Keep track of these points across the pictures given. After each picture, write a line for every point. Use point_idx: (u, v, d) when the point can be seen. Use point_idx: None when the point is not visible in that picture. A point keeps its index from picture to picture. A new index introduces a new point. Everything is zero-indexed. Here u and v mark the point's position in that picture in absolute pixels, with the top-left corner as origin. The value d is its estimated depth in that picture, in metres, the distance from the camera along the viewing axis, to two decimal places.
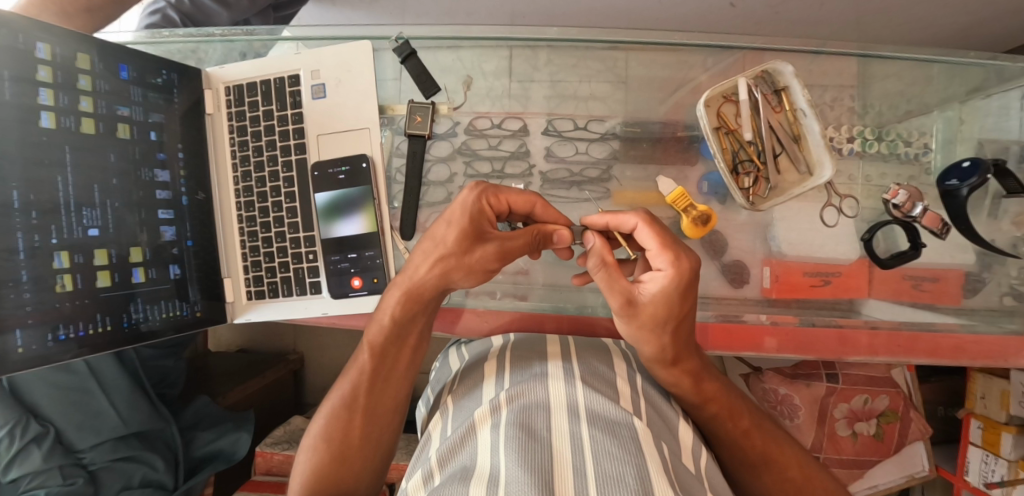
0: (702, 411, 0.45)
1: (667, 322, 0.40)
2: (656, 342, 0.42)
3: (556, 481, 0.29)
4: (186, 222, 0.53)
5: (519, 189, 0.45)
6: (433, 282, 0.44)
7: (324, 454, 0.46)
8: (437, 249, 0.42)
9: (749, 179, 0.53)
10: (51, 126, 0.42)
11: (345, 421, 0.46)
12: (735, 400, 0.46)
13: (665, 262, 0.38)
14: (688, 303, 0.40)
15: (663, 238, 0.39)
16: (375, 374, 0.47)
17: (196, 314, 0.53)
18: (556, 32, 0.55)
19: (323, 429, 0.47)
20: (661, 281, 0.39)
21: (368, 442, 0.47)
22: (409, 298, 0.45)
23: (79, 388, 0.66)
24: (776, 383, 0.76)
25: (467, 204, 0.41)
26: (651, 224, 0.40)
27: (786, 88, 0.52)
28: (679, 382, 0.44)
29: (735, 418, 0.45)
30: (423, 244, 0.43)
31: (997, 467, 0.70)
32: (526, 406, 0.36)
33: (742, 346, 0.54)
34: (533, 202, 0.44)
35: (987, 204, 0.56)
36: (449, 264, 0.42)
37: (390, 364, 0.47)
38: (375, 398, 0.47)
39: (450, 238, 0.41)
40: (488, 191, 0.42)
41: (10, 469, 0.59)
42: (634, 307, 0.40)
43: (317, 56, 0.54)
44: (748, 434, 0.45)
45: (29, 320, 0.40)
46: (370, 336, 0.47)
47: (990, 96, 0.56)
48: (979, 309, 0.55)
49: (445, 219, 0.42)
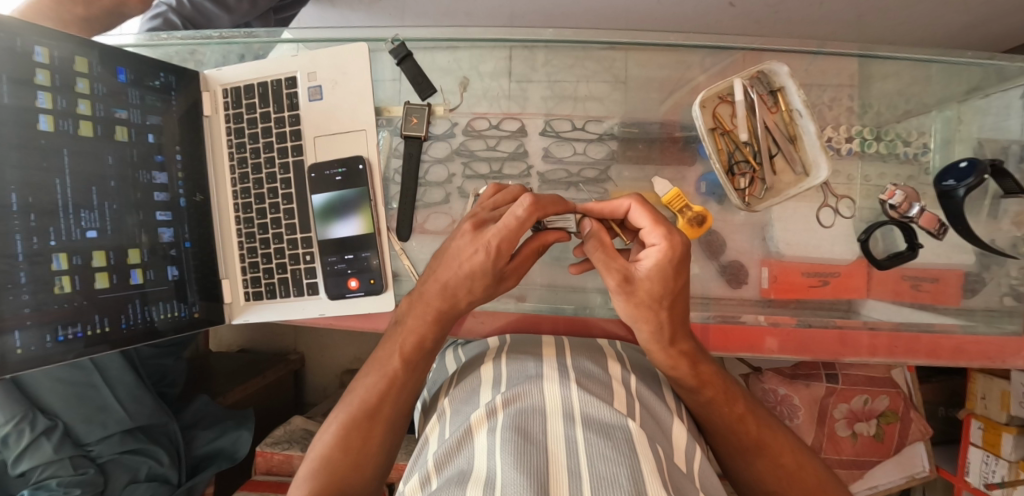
0: (698, 395, 0.45)
1: (663, 299, 0.40)
2: (654, 320, 0.41)
3: (551, 482, 0.29)
4: (185, 224, 0.54)
5: (515, 216, 0.40)
6: (469, 308, 0.48)
7: (337, 463, 0.45)
8: (466, 294, 0.46)
9: (745, 179, 0.52)
10: (49, 128, 0.42)
11: (363, 430, 0.46)
12: (730, 385, 0.47)
13: (658, 237, 0.38)
14: (683, 278, 0.40)
15: (656, 215, 0.39)
16: (405, 387, 0.48)
17: (194, 315, 0.54)
18: (551, 33, 0.56)
19: (336, 439, 0.46)
20: (656, 255, 0.38)
21: (384, 450, 0.47)
22: (441, 322, 0.47)
23: (85, 384, 0.67)
24: (775, 383, 0.76)
25: (483, 264, 0.43)
26: (644, 204, 0.40)
27: (782, 88, 0.52)
28: (677, 365, 0.44)
29: (730, 402, 0.46)
30: (449, 288, 0.45)
31: (997, 467, 0.70)
32: (522, 410, 0.36)
33: (739, 346, 0.54)
34: (535, 221, 0.41)
35: (986, 205, 0.56)
36: (479, 300, 0.47)
37: (418, 374, 0.48)
38: (398, 408, 0.48)
39: (477, 288, 0.45)
40: (505, 249, 0.42)
41: (22, 460, 0.61)
42: (631, 284, 0.39)
43: (313, 58, 0.55)
44: (743, 419, 0.45)
45: (28, 321, 0.40)
46: (402, 350, 0.48)
47: (988, 96, 0.55)
48: (978, 309, 0.55)
49: (466, 274, 0.44)
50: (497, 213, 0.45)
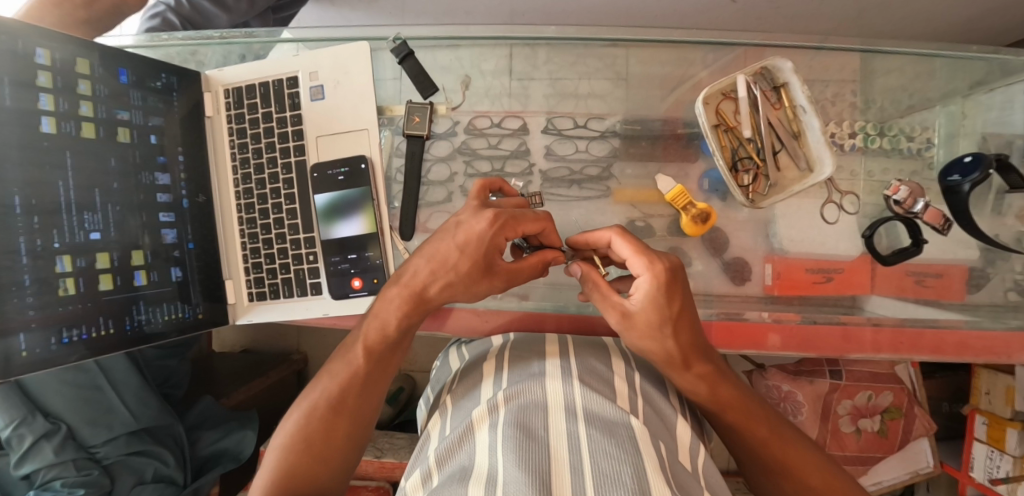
0: (719, 418, 0.45)
1: (664, 328, 0.39)
2: (661, 349, 0.40)
3: (554, 481, 0.29)
4: (188, 225, 0.54)
5: (535, 213, 0.43)
6: (441, 297, 0.45)
7: (300, 452, 0.45)
8: (448, 271, 0.43)
9: (748, 176, 0.52)
10: (51, 131, 0.43)
11: (327, 419, 0.46)
12: (754, 406, 0.45)
13: (641, 267, 0.38)
14: (682, 302, 0.38)
15: (637, 244, 0.39)
16: (366, 377, 0.47)
17: (198, 316, 0.53)
18: (553, 31, 0.55)
19: (297, 424, 0.46)
20: (642, 287, 0.38)
21: (347, 441, 0.47)
22: (411, 308, 0.45)
23: (91, 386, 0.67)
24: (779, 380, 0.75)
25: (484, 236, 0.41)
26: (624, 235, 0.40)
27: (785, 85, 0.52)
28: (694, 386, 0.43)
29: (755, 426, 0.44)
30: (432, 266, 0.43)
31: (1002, 463, 0.70)
32: (524, 406, 0.36)
33: (744, 343, 0.53)
34: (545, 228, 0.44)
35: (990, 200, 0.56)
36: (457, 287, 0.44)
37: (382, 366, 0.47)
38: (360, 399, 0.47)
39: (462, 266, 0.42)
40: (506, 224, 0.41)
41: (24, 463, 0.61)
42: (630, 319, 0.39)
43: (315, 58, 0.55)
44: (767, 442, 0.44)
45: (33, 323, 0.40)
46: (366, 340, 0.47)
47: (992, 90, 0.55)
48: (982, 305, 0.55)
49: (459, 246, 0.42)
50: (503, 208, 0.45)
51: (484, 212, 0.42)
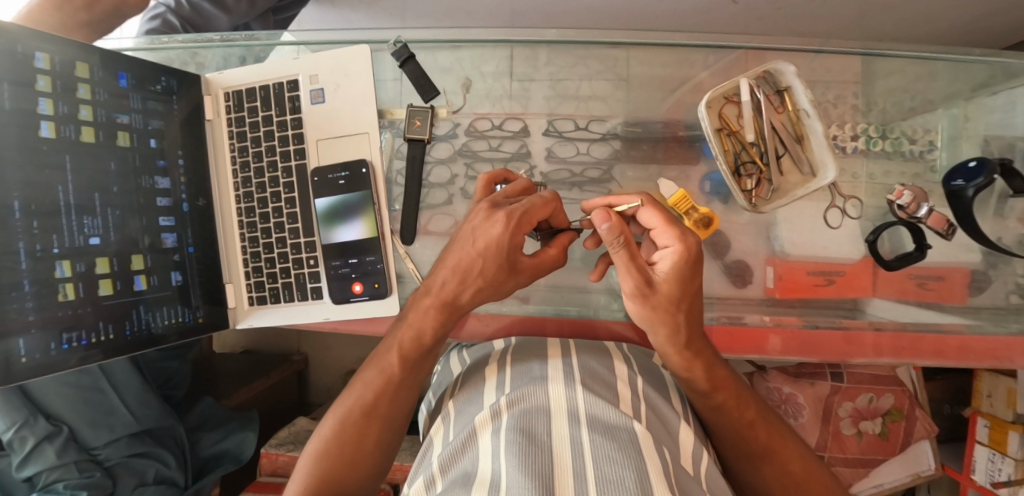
0: (710, 399, 0.45)
1: (682, 302, 0.39)
2: (670, 325, 0.40)
3: (557, 486, 0.29)
4: (188, 229, 0.54)
5: (541, 197, 0.41)
6: (473, 302, 0.45)
7: (333, 459, 0.45)
8: (477, 276, 0.43)
9: (751, 180, 0.52)
10: (51, 135, 0.42)
11: (360, 426, 0.46)
12: (742, 390, 0.46)
13: (672, 238, 0.38)
14: (697, 279, 0.40)
15: (668, 215, 0.38)
16: (400, 384, 0.47)
17: (198, 320, 0.54)
18: (553, 34, 0.55)
19: (332, 432, 0.46)
20: (670, 257, 0.38)
21: (380, 448, 0.46)
22: (445, 315, 0.45)
23: (92, 388, 0.67)
24: (779, 382, 0.76)
25: (504, 238, 0.39)
26: (655, 204, 0.40)
27: (788, 88, 0.51)
28: (691, 367, 0.43)
29: (741, 408, 0.45)
30: (453, 270, 0.43)
31: (1003, 466, 0.70)
32: (526, 411, 0.36)
33: (745, 348, 0.54)
34: (555, 205, 0.42)
35: (992, 203, 0.56)
36: (488, 289, 0.44)
37: (415, 373, 0.48)
38: (393, 407, 0.47)
39: (491, 270, 0.42)
40: (522, 221, 0.40)
41: (26, 465, 0.60)
42: (653, 287, 0.38)
43: (315, 61, 0.54)
44: (753, 425, 0.45)
45: (32, 327, 0.40)
46: (401, 347, 0.47)
47: (994, 93, 0.55)
48: (984, 308, 0.54)
49: (480, 251, 0.41)
50: (512, 200, 0.44)
51: (496, 215, 0.40)
